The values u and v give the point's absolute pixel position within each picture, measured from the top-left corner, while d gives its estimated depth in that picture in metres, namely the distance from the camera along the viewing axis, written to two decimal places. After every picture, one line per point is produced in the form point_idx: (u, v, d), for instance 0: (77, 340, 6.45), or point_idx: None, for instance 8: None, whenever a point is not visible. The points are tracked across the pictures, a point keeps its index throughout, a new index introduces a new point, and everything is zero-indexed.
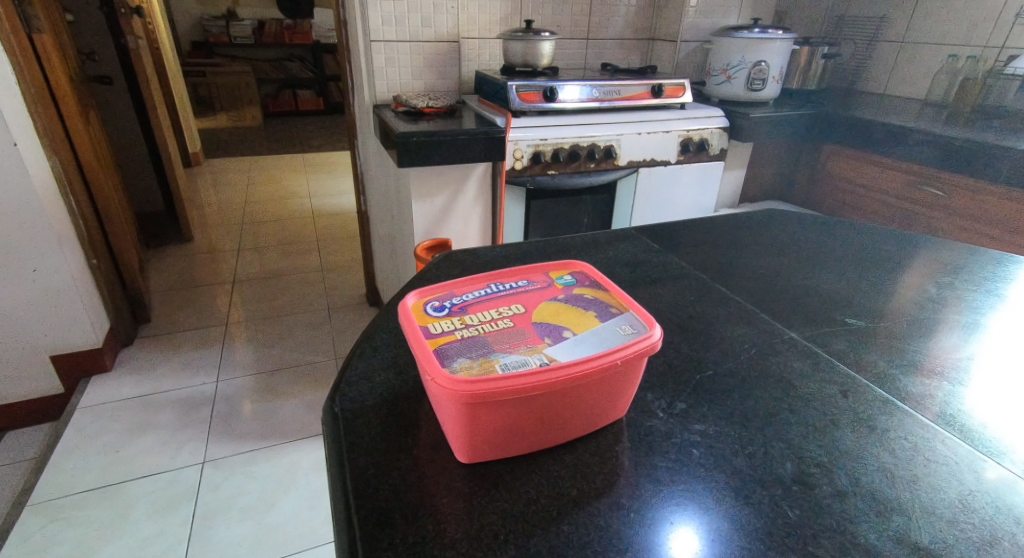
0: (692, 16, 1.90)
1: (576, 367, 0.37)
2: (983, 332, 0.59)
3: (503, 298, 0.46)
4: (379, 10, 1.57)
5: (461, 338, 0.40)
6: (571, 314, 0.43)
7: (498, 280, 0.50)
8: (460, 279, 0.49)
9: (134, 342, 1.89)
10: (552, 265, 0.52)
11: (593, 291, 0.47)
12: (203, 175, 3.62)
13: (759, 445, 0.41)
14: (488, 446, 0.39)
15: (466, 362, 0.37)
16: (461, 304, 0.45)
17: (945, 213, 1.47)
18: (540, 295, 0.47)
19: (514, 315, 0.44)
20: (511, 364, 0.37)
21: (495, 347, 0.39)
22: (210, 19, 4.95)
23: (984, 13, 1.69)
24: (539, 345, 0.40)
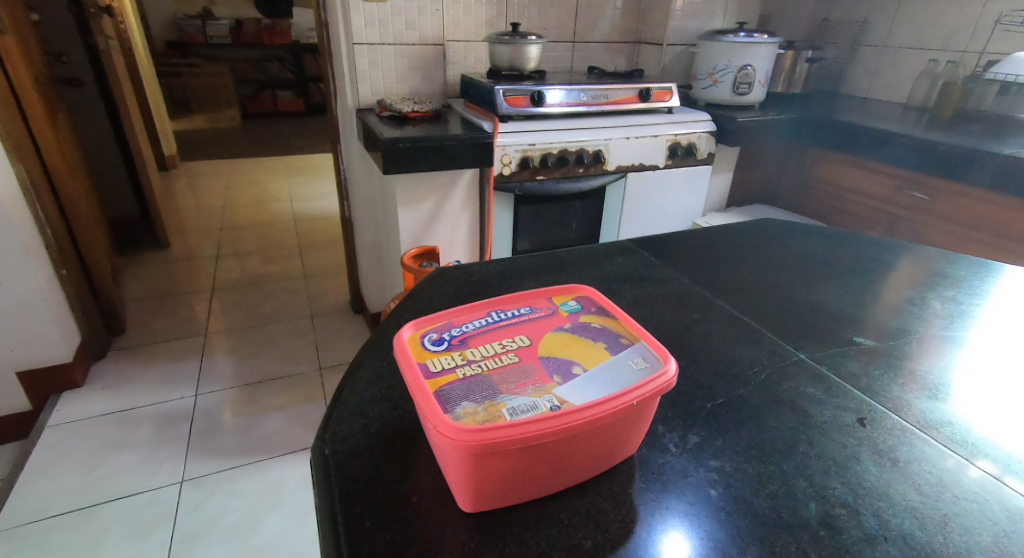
0: (678, 19, 1.90)
1: (590, 411, 0.34)
2: (995, 349, 0.58)
3: (505, 329, 0.44)
4: (362, 13, 1.53)
5: (463, 377, 0.38)
6: (580, 347, 0.41)
7: (499, 307, 0.47)
8: (459, 306, 0.46)
9: (109, 355, 1.82)
10: (556, 289, 0.49)
11: (600, 319, 0.45)
12: (179, 178, 3.51)
13: (780, 483, 0.39)
14: (494, 494, 0.36)
15: (470, 406, 0.35)
16: (461, 336, 0.42)
17: (930, 217, 1.48)
18: (545, 324, 0.44)
19: (518, 349, 0.41)
20: (520, 408, 0.35)
21: (501, 388, 0.36)
22: (185, 18, 4.81)
23: (963, 18, 1.71)
24: (548, 384, 0.37)
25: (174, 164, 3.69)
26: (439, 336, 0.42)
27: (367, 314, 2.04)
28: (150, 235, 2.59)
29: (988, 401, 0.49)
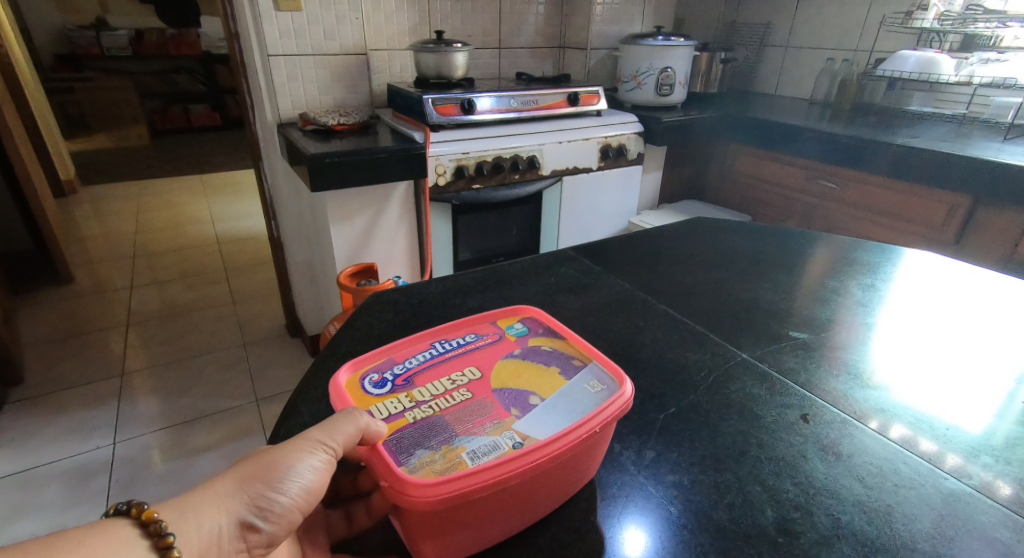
0: (600, 24, 1.94)
1: (549, 447, 0.33)
2: (920, 333, 0.61)
3: (453, 361, 0.45)
4: (275, 23, 1.45)
5: (414, 421, 0.38)
6: (531, 374, 0.42)
7: (443, 336, 0.48)
8: (401, 340, 0.47)
9: (4, 409, 1.61)
10: (500, 313, 0.51)
11: (550, 341, 0.47)
12: (80, 204, 3.19)
13: (737, 491, 0.39)
14: (459, 550, 0.34)
15: (426, 455, 0.34)
16: (405, 375, 0.43)
17: (840, 203, 1.59)
18: (493, 352, 0.45)
19: (470, 384, 0.42)
20: (480, 451, 0.34)
21: (456, 429, 0.36)
22: (75, 28, 4.39)
23: (853, 19, 1.86)
24: (507, 420, 0.37)
25: (72, 189, 3.35)
26: (384, 377, 0.42)
27: (304, 337, 1.93)
28: (48, 269, 2.33)
29: (914, 383, 0.52)
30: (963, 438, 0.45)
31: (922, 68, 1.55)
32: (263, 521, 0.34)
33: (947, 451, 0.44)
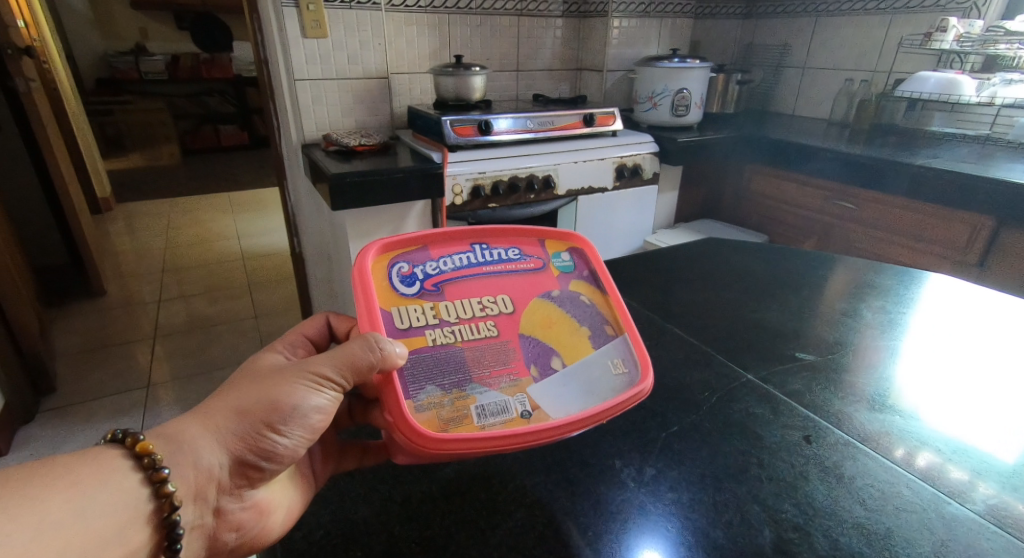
0: (616, 47, 1.98)
1: (554, 428, 0.39)
2: (930, 354, 0.61)
3: (486, 280, 0.47)
4: (302, 49, 1.52)
5: (432, 344, 0.42)
6: (556, 329, 0.46)
7: (487, 243, 0.50)
8: (442, 233, 0.48)
9: (36, 418, 1.67)
10: (552, 233, 0.51)
11: (589, 291, 0.49)
12: (114, 220, 3.33)
13: (735, 510, 0.39)
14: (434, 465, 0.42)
15: (436, 396, 0.40)
16: (435, 278, 0.46)
17: (858, 223, 1.58)
18: (530, 283, 0.48)
19: (497, 318, 0.45)
20: (488, 409, 0.40)
21: (470, 375, 0.42)
22: (116, 54, 4.61)
23: (871, 41, 1.86)
24: (523, 380, 0.42)
25: (108, 207, 3.49)
26: (416, 275, 0.45)
27: None
28: (82, 283, 2.43)
29: (924, 405, 0.52)
30: (977, 463, 0.45)
31: (943, 90, 1.52)
32: (268, 461, 0.41)
33: (977, 478, 0.43)
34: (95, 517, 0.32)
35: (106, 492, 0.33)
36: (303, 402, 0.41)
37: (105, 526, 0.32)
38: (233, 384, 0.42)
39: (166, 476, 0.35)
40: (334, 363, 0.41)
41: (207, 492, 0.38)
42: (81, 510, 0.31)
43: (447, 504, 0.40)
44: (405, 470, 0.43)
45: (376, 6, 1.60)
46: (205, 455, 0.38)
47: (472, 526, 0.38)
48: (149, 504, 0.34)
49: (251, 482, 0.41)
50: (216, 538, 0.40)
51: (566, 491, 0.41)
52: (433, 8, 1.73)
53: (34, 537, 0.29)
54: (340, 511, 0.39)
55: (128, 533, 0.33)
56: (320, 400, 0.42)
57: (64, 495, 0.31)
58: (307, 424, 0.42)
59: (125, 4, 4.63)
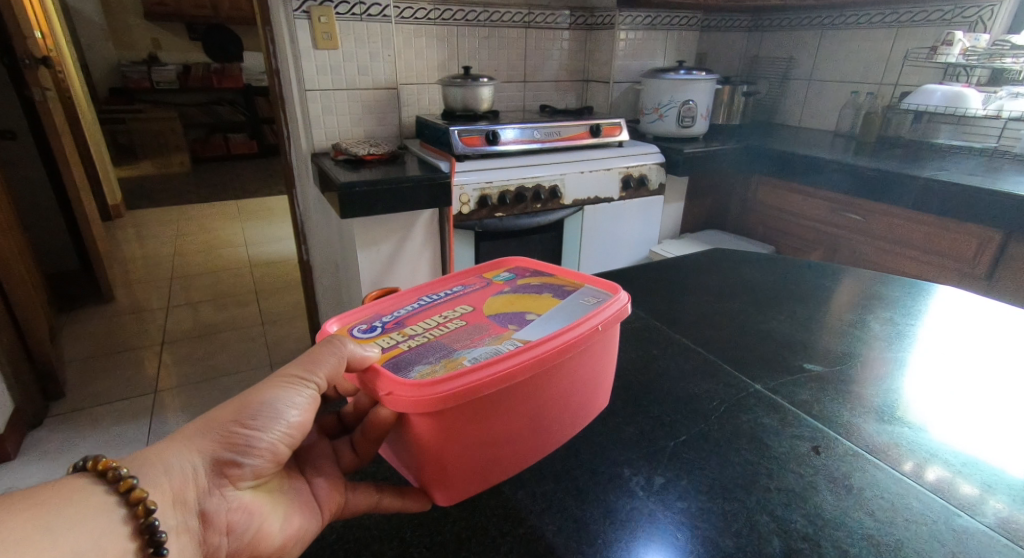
0: (622, 59, 1.99)
1: (547, 342, 0.39)
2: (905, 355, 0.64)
3: (442, 305, 0.49)
4: (313, 60, 1.55)
5: (409, 347, 0.41)
6: (522, 304, 0.47)
7: (431, 290, 0.52)
8: (382, 299, 0.50)
9: (46, 423, 1.68)
10: (483, 268, 0.56)
11: (536, 282, 0.52)
12: (125, 228, 3.36)
13: (744, 521, 0.40)
14: (467, 463, 0.38)
15: (427, 367, 0.38)
16: (395, 320, 0.46)
17: (865, 235, 1.58)
18: (482, 294, 0.50)
19: (464, 315, 0.46)
20: (481, 356, 0.39)
21: (453, 347, 0.41)
22: (130, 64, 4.70)
23: (876, 53, 1.87)
24: (506, 333, 0.42)
25: (119, 214, 3.53)
26: (377, 323, 0.46)
27: None
28: (92, 289, 2.45)
29: (924, 416, 0.52)
30: (986, 475, 0.45)
31: (949, 103, 1.52)
32: (244, 456, 0.38)
33: (987, 491, 0.43)
34: (57, 532, 0.29)
35: (68, 509, 0.31)
36: (275, 399, 0.40)
37: (71, 538, 0.29)
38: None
39: (132, 481, 0.32)
40: (303, 359, 0.41)
41: (183, 494, 0.36)
42: (44, 529, 0.29)
43: (457, 511, 0.40)
44: None
45: (387, 19, 1.62)
46: (174, 459, 0.36)
47: (482, 532, 0.38)
48: (121, 514, 0.32)
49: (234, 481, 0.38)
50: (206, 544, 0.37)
51: (574, 498, 0.42)
52: (442, 20, 1.76)
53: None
54: (352, 517, 0.40)
55: (102, 546, 0.31)
56: (295, 397, 0.41)
57: (20, 513, 0.29)
58: (284, 420, 0.40)
59: (139, 15, 4.73)
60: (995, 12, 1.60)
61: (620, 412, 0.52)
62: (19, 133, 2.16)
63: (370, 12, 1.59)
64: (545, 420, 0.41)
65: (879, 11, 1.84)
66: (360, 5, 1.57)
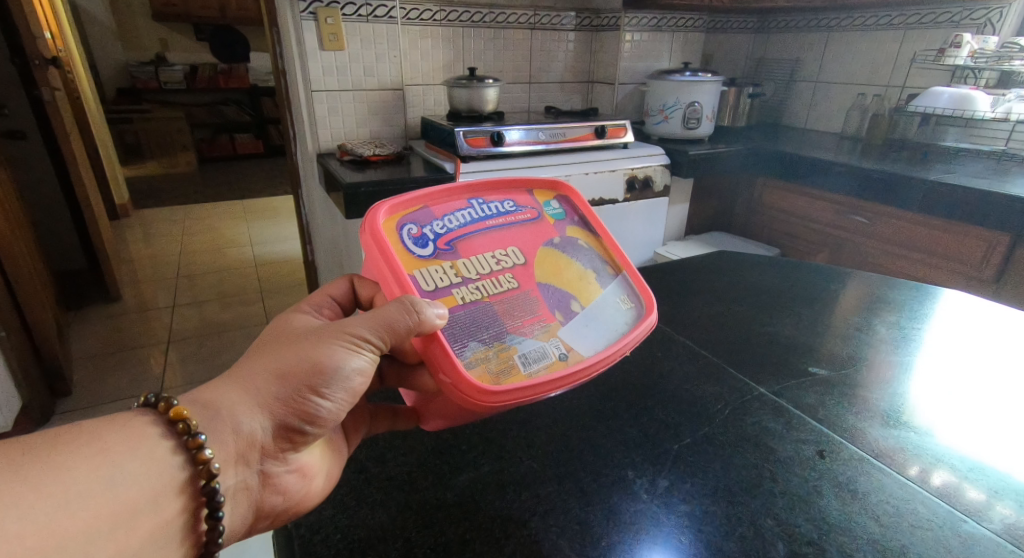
0: (628, 60, 1.99)
1: (590, 368, 0.44)
2: (921, 352, 0.65)
3: (492, 234, 0.50)
4: (319, 61, 1.56)
5: (462, 302, 0.46)
6: (566, 277, 0.51)
7: (482, 197, 0.52)
8: (437, 191, 0.50)
9: (51, 420, 1.70)
10: (541, 183, 0.55)
11: (584, 236, 0.54)
12: (131, 227, 3.39)
13: (748, 524, 0.40)
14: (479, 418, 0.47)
15: (481, 353, 0.43)
16: (447, 236, 0.48)
17: (871, 238, 1.57)
18: (533, 233, 0.52)
19: (515, 270, 0.49)
20: (529, 357, 0.45)
21: (505, 327, 0.46)
22: (137, 64, 4.73)
23: (883, 55, 1.86)
24: (554, 326, 0.47)
25: (125, 213, 3.55)
26: (429, 236, 0.47)
27: None
28: (99, 287, 2.47)
29: (929, 415, 0.53)
30: (993, 480, 0.45)
31: (956, 105, 1.51)
32: (311, 426, 0.43)
33: (993, 496, 0.43)
34: (127, 487, 0.33)
35: (139, 462, 0.34)
36: (342, 364, 0.43)
37: (140, 495, 0.33)
38: (268, 346, 0.44)
39: (202, 441, 0.36)
40: (372, 326, 0.43)
41: (249, 456, 0.41)
42: (111, 478, 0.32)
43: (461, 512, 0.40)
44: (421, 476, 0.44)
45: (393, 20, 1.63)
46: (245, 421, 0.40)
47: (486, 532, 0.39)
48: (187, 471, 0.36)
49: (294, 446, 0.44)
50: (261, 503, 0.42)
51: (578, 500, 0.42)
52: (448, 22, 1.76)
53: (69, 507, 0.30)
54: (356, 517, 0.40)
55: (162, 501, 0.35)
56: (359, 362, 0.44)
57: (96, 463, 0.32)
58: (348, 387, 0.44)
59: (147, 15, 4.76)
60: (1004, 15, 1.60)
61: (625, 414, 0.52)
62: (28, 133, 2.18)
63: (376, 14, 1.60)
64: None
65: (887, 13, 1.83)
66: (366, 7, 1.58)
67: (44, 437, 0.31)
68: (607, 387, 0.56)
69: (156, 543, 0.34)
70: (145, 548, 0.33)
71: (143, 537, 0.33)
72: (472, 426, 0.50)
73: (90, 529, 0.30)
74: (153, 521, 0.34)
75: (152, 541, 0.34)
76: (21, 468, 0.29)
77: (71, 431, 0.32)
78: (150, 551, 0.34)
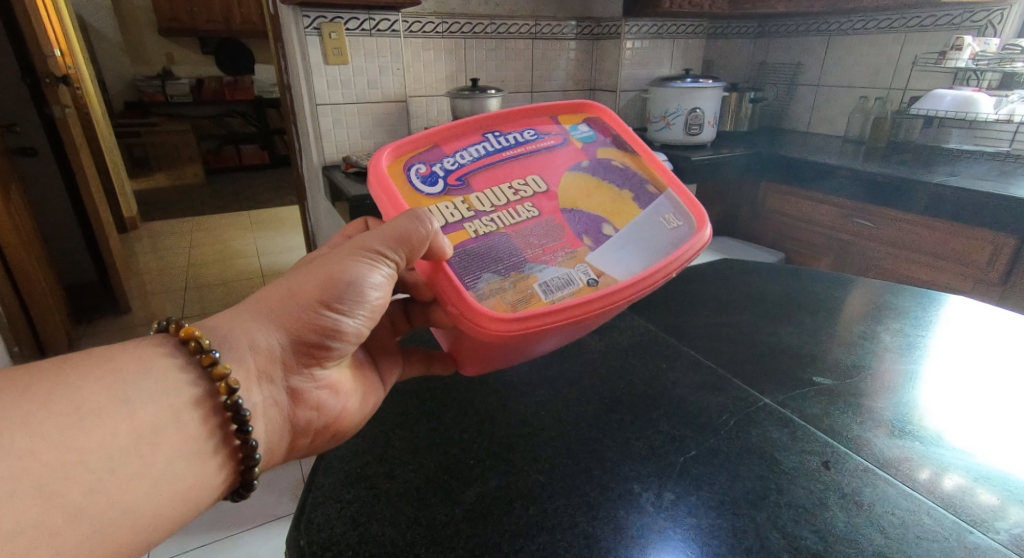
0: (629, 68, 2.00)
1: (616, 295, 0.48)
2: (924, 355, 0.66)
3: (509, 165, 0.56)
4: (323, 75, 1.59)
5: (474, 235, 0.51)
6: (592, 199, 0.56)
7: (497, 130, 0.59)
8: (449, 128, 0.56)
9: None
10: (563, 108, 0.61)
11: (617, 157, 0.59)
12: (139, 239, 3.42)
13: (754, 537, 0.40)
14: (509, 351, 0.51)
15: (499, 282, 0.48)
16: (460, 172, 0.55)
17: (877, 241, 1.56)
18: (553, 158, 0.58)
19: (534, 198, 0.55)
20: (552, 285, 0.49)
21: (523, 257, 0.51)
22: (145, 79, 4.82)
23: (884, 59, 1.87)
24: (580, 253, 0.52)
25: (134, 225, 3.59)
26: (440, 173, 0.54)
27: None
28: (108, 299, 2.49)
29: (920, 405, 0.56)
30: (1002, 486, 0.45)
31: (958, 108, 1.50)
32: (334, 338, 0.49)
33: (1004, 503, 0.43)
34: (141, 405, 0.36)
35: (153, 381, 0.37)
36: (359, 278, 0.49)
37: (157, 413, 0.36)
38: (290, 274, 0.50)
39: (214, 357, 0.40)
40: (385, 240, 0.48)
41: (272, 373, 0.46)
42: (127, 400, 0.35)
43: (470, 527, 0.41)
44: (429, 491, 0.44)
45: (395, 34, 1.64)
46: (261, 338, 0.45)
47: (495, 548, 0.39)
48: (204, 387, 0.40)
49: (320, 362, 0.50)
50: (295, 414, 0.48)
51: (585, 514, 0.42)
52: (450, 33, 1.78)
53: (84, 423, 0.33)
54: (366, 534, 0.40)
55: (182, 418, 0.38)
56: (377, 276, 0.50)
57: (110, 383, 0.35)
58: (368, 303, 0.50)
59: (154, 31, 4.85)
60: (1004, 17, 1.60)
61: (631, 427, 0.53)
62: (40, 149, 2.21)
63: (380, 27, 1.61)
64: (591, 324, 0.52)
65: (887, 16, 1.83)
66: (370, 21, 1.59)
67: (56, 359, 0.35)
68: (614, 399, 0.57)
69: (185, 457, 0.37)
70: (172, 461, 0.36)
71: (169, 452, 0.36)
72: (480, 440, 0.51)
73: (113, 444, 0.34)
74: (179, 439, 0.37)
75: (179, 454, 0.37)
76: (37, 389, 0.33)
77: (85, 353, 0.36)
78: (181, 464, 0.37)
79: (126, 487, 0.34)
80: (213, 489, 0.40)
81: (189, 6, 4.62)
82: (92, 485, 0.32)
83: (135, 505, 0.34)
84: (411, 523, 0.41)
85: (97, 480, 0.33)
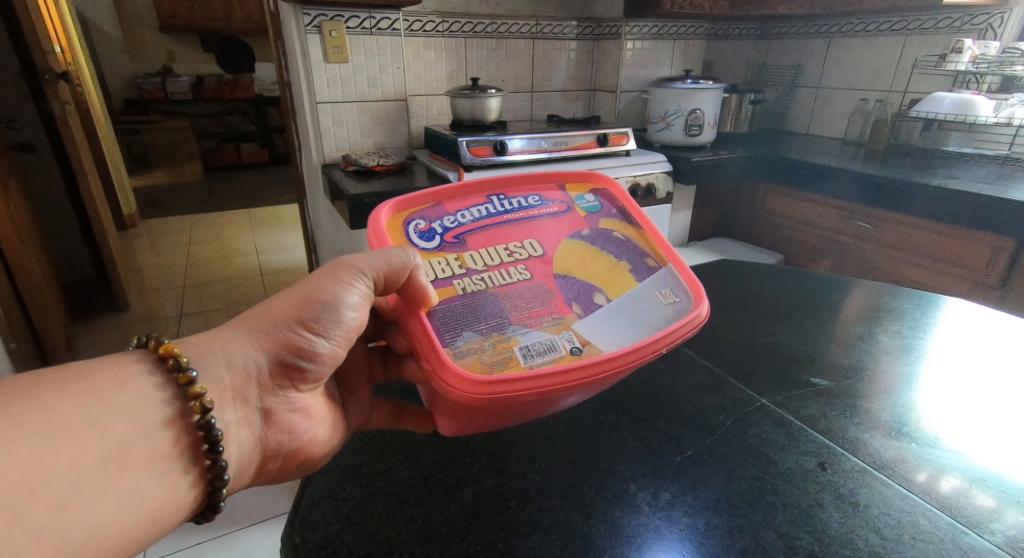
0: (629, 69, 2.00)
1: (610, 365, 0.44)
2: (919, 357, 0.66)
3: (510, 228, 0.55)
4: (324, 73, 1.58)
5: (461, 292, 0.49)
6: (590, 267, 0.53)
7: (504, 194, 0.57)
8: (448, 188, 0.55)
9: None
10: (573, 177, 0.60)
11: (619, 226, 0.57)
12: (137, 237, 3.41)
13: (750, 537, 0.40)
14: (490, 418, 0.47)
15: (475, 341, 0.45)
16: (455, 231, 0.53)
17: (876, 244, 1.56)
18: (558, 225, 0.56)
19: (530, 263, 0.53)
20: (534, 350, 0.46)
21: (506, 319, 0.48)
22: (144, 76, 4.80)
23: (884, 61, 1.87)
24: (566, 319, 0.49)
25: (133, 222, 3.58)
26: (438, 230, 0.53)
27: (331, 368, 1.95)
28: (106, 298, 2.49)
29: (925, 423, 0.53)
30: (998, 489, 0.45)
31: (958, 110, 1.49)
32: (307, 361, 0.49)
33: (1002, 506, 0.43)
34: (113, 422, 0.35)
35: (127, 398, 0.36)
36: (335, 299, 0.49)
37: (128, 431, 0.35)
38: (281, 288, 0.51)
39: (192, 377, 0.39)
40: (363, 261, 0.48)
41: (247, 392, 0.46)
42: (97, 417, 0.34)
43: (465, 526, 0.41)
44: (423, 490, 0.44)
45: (396, 32, 1.64)
46: (239, 357, 0.45)
47: (490, 549, 0.39)
48: (177, 406, 0.39)
49: (296, 385, 0.50)
50: (267, 439, 0.48)
51: (581, 514, 0.42)
52: (450, 32, 1.78)
53: (54, 441, 0.32)
54: (362, 533, 0.40)
55: (152, 437, 0.37)
56: (351, 297, 0.49)
57: (81, 401, 0.34)
58: (343, 327, 0.50)
59: (155, 28, 4.85)
60: (1004, 20, 1.61)
61: (627, 427, 0.52)
62: (38, 145, 2.21)
63: (380, 26, 1.62)
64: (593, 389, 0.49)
65: (884, 19, 1.84)
66: (370, 19, 1.60)
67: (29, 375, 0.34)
68: (611, 399, 0.57)
69: (155, 476, 0.36)
70: (140, 480, 0.35)
71: (138, 471, 0.35)
72: (476, 439, 0.51)
73: (80, 463, 0.32)
74: (148, 457, 0.36)
75: (148, 473, 0.36)
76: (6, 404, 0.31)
77: (60, 370, 0.35)
78: (149, 483, 0.36)
79: (95, 505, 0.33)
80: (183, 508, 0.38)
81: (190, 4, 4.61)
82: (59, 503, 0.31)
83: (101, 525, 0.33)
84: (406, 523, 0.41)
85: (63, 497, 0.31)
